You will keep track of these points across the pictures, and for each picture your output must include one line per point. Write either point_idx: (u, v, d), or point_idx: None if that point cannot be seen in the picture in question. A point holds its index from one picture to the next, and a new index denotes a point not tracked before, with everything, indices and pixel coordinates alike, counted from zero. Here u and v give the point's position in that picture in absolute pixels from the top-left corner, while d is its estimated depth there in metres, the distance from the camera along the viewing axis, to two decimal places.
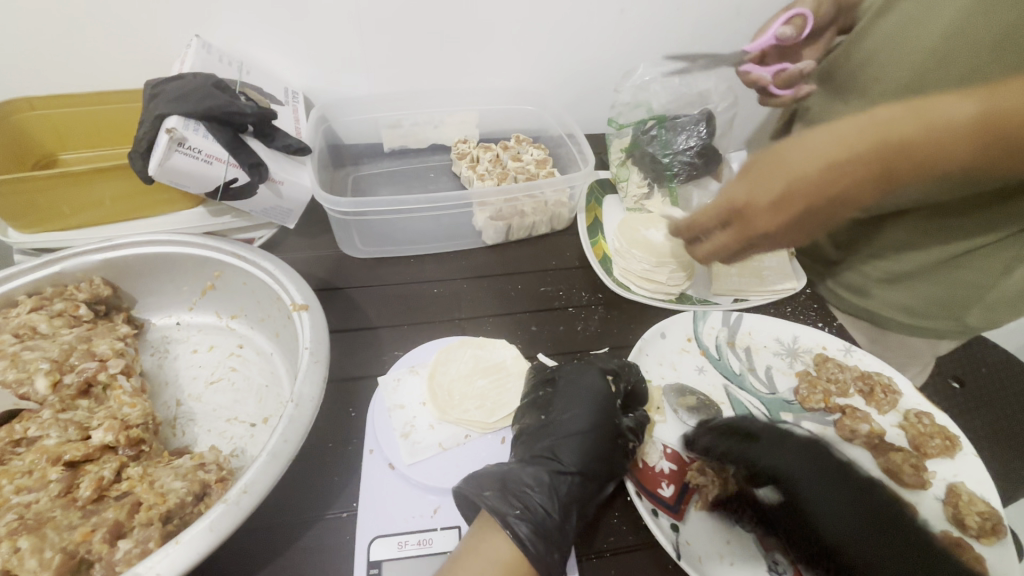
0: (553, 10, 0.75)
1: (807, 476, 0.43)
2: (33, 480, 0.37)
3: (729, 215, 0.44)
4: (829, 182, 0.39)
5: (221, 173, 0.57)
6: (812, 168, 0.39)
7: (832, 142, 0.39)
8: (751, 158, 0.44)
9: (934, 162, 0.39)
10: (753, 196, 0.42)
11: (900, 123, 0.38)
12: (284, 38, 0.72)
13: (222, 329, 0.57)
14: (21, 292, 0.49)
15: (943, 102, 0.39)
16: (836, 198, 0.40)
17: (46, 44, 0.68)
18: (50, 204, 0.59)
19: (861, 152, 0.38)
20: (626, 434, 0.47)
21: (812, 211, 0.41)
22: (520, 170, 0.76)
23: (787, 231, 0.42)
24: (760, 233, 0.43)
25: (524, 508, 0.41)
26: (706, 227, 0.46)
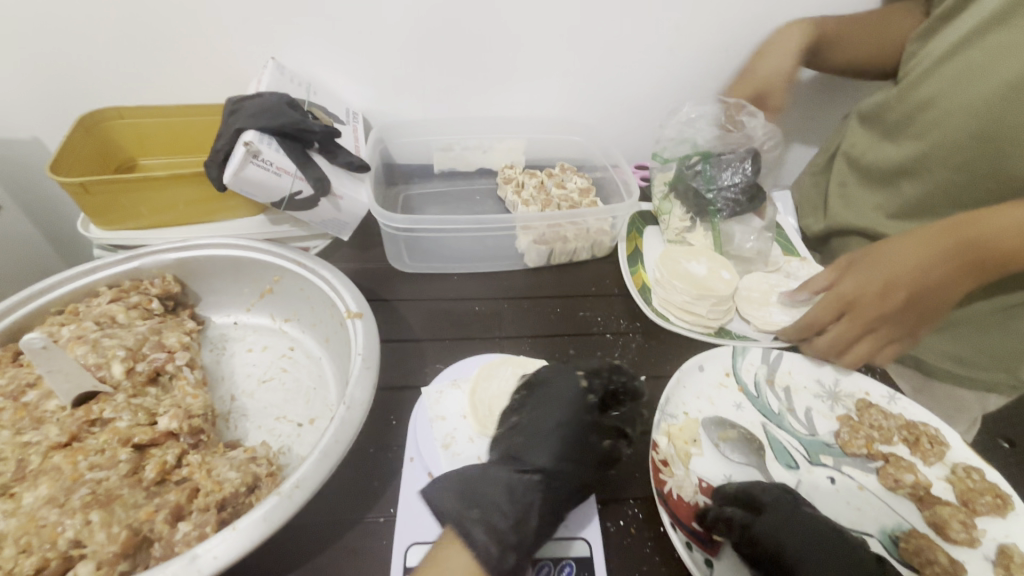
0: (603, 45, 0.79)
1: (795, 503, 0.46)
2: (104, 459, 0.39)
3: (841, 308, 0.58)
4: (920, 276, 0.55)
5: (288, 184, 0.61)
6: (908, 261, 0.56)
7: (917, 248, 0.56)
8: (853, 264, 0.60)
9: (1007, 258, 0.54)
10: (862, 289, 0.58)
11: (974, 230, 0.54)
12: (349, 61, 0.77)
13: (275, 331, 0.60)
14: (102, 283, 0.53)
15: (1008, 211, 0.54)
16: (926, 286, 0.56)
17: (141, 61, 0.75)
18: (129, 204, 0.64)
19: (945, 249, 0.55)
20: (590, 430, 0.48)
21: (911, 300, 0.56)
22: (564, 198, 0.79)
23: (894, 322, 0.57)
24: (872, 317, 0.57)
25: (487, 510, 0.41)
26: (820, 322, 0.59)
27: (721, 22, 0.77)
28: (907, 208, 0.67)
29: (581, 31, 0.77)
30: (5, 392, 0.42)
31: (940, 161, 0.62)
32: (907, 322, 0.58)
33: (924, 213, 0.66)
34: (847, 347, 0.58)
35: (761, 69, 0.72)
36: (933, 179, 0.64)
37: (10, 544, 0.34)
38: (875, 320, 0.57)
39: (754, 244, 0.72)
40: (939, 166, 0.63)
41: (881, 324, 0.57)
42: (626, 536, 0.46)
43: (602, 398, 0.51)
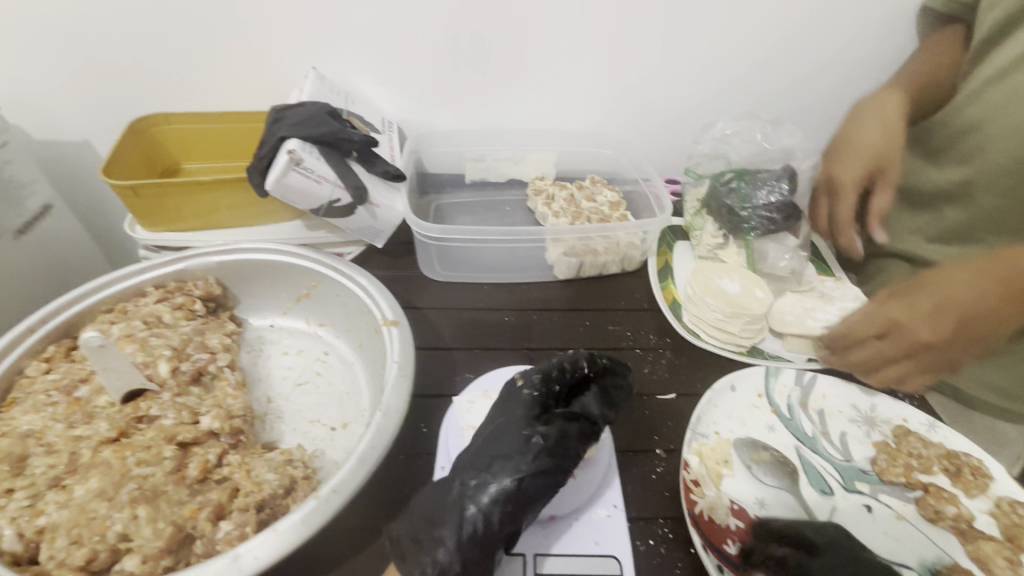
0: (636, 59, 0.79)
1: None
2: (150, 455, 0.41)
3: (885, 327, 0.55)
4: (976, 305, 0.51)
5: (327, 192, 0.62)
6: (956, 287, 0.53)
7: (974, 276, 0.52)
8: (903, 286, 0.57)
9: None
10: (912, 315, 0.54)
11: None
12: (387, 72, 0.79)
13: (310, 335, 0.61)
14: (149, 283, 0.55)
15: None
16: (981, 317, 0.51)
17: (190, 69, 0.78)
18: (174, 207, 0.67)
19: (1002, 281, 0.51)
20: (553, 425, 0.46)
21: (963, 332, 0.52)
22: (594, 211, 0.79)
23: (940, 353, 0.53)
24: (915, 342, 0.53)
25: (414, 523, 0.42)
26: (859, 337, 0.57)
27: (757, 37, 0.77)
28: (948, 232, 0.67)
29: (616, 45, 0.78)
30: (61, 386, 0.44)
31: (989, 187, 0.62)
32: (955, 355, 0.53)
33: (965, 239, 0.66)
34: (882, 368, 0.56)
35: (852, 136, 0.70)
36: (978, 206, 0.63)
37: (63, 534, 0.36)
38: (918, 346, 0.53)
39: (788, 262, 0.70)
40: (984, 191, 0.63)
41: (925, 352, 0.54)
42: (656, 556, 0.46)
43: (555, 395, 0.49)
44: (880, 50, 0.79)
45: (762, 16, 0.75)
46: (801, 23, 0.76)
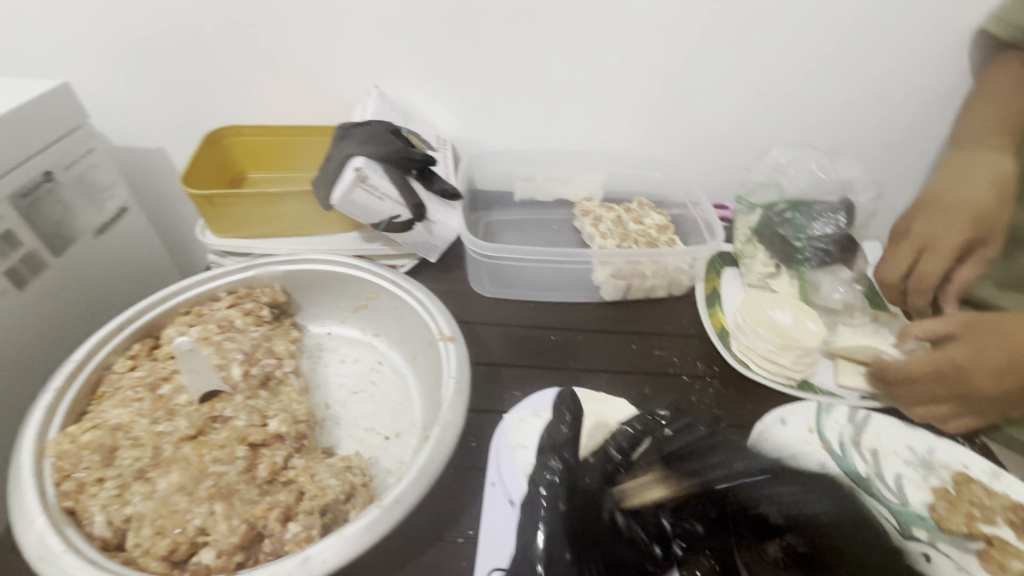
0: (691, 84, 0.80)
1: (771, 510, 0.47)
2: (224, 454, 0.43)
3: (946, 370, 0.56)
4: None
5: (389, 209, 0.65)
6: None
7: None
8: (971, 326, 0.58)
9: None
10: (974, 359, 0.55)
11: None
12: (446, 92, 0.82)
13: (365, 344, 0.63)
14: (222, 288, 0.58)
15: None
16: None
17: (261, 86, 0.82)
18: (244, 215, 0.71)
19: None
20: (556, 457, 0.48)
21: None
22: (642, 234, 0.80)
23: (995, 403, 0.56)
24: (972, 390, 0.55)
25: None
26: (914, 373, 0.58)
27: (811, 66, 0.78)
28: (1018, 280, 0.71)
29: (669, 70, 0.79)
30: (145, 383, 0.47)
31: None
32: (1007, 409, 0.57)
33: None
34: (926, 404, 0.58)
35: (953, 194, 0.68)
36: None
37: (148, 524, 0.38)
38: (974, 394, 0.55)
39: (842, 295, 0.70)
40: None
41: (977, 401, 0.56)
42: None
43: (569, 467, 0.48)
44: (945, 80, 0.78)
45: (816, 46, 0.76)
46: (857, 53, 0.76)
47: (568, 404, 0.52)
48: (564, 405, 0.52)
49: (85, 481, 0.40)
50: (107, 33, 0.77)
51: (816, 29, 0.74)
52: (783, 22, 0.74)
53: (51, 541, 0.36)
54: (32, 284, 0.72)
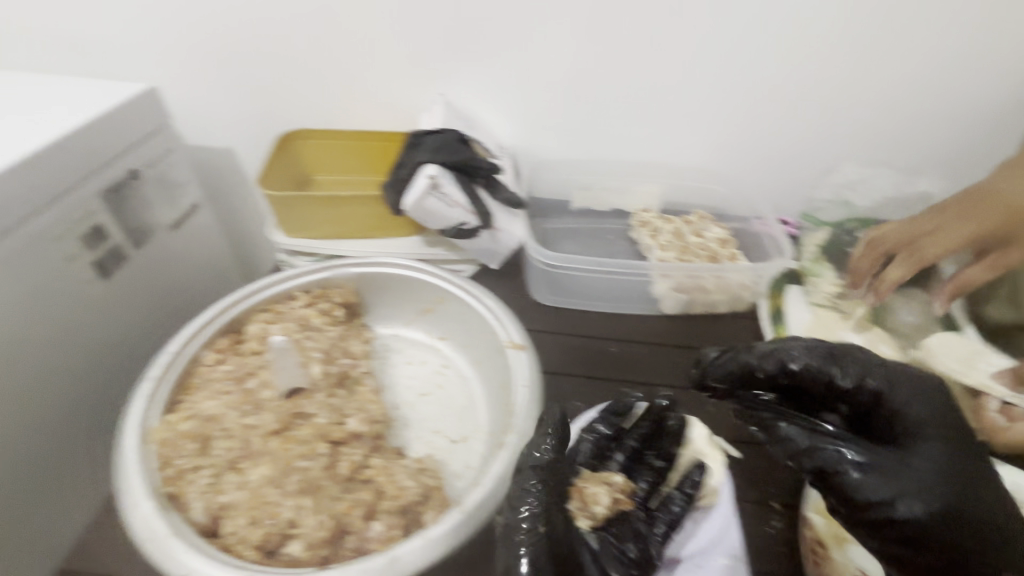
0: (757, 97, 0.79)
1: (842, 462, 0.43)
2: (308, 450, 0.45)
3: None
4: None
5: (456, 216, 0.66)
6: None
7: None
8: None
9: None
10: None
11: None
12: (507, 101, 0.83)
13: (430, 347, 0.65)
14: (298, 288, 0.61)
15: None
16: None
17: (329, 93, 0.85)
18: (315, 217, 0.74)
19: None
20: (535, 482, 0.41)
21: None
22: (702, 247, 0.79)
23: None
24: None
25: None
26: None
27: (884, 81, 0.76)
28: None
29: (734, 83, 0.78)
30: (234, 376, 0.49)
31: None
32: None
33: None
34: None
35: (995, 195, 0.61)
36: None
37: (242, 513, 0.40)
38: None
39: (914, 320, 0.69)
40: None
41: None
42: None
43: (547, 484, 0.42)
44: None
45: (890, 60, 0.74)
46: (932, 71, 0.74)
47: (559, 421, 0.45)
48: (552, 422, 0.45)
49: (183, 469, 0.42)
50: (191, 39, 0.81)
51: (892, 44, 0.72)
52: (854, 35, 0.72)
53: (157, 524, 0.38)
54: (117, 275, 0.75)
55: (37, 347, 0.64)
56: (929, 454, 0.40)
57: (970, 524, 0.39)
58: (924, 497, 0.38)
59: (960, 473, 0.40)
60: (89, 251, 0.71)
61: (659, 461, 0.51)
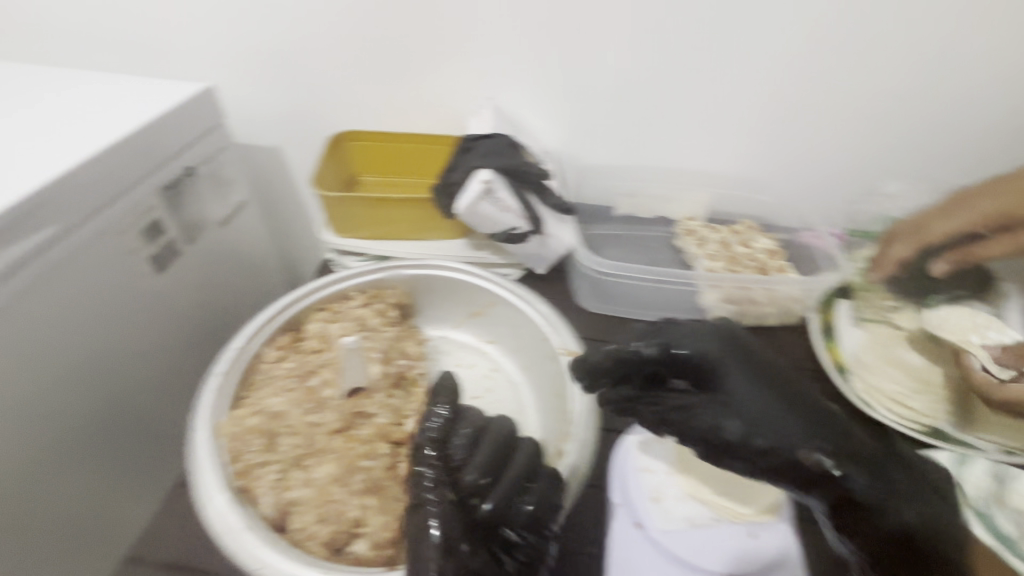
0: (810, 107, 0.77)
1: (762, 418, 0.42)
2: (369, 450, 0.45)
3: None
4: None
5: (509, 221, 0.67)
6: None
7: None
8: None
9: None
10: None
11: None
12: (554, 106, 0.83)
13: (479, 349, 0.65)
14: (352, 288, 0.61)
15: None
16: None
17: (377, 95, 0.86)
18: (366, 218, 0.75)
19: None
20: (430, 460, 0.42)
21: None
22: (751, 258, 0.78)
23: None
24: None
25: None
26: None
27: (947, 92, 0.73)
28: None
29: (787, 92, 0.76)
30: (297, 374, 0.51)
31: None
32: None
33: None
34: None
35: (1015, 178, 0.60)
36: None
37: (310, 511, 0.41)
38: None
39: None
40: None
41: None
42: None
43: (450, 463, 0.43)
44: None
45: (954, 70, 0.71)
46: (1000, 82, 0.71)
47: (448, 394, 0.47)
48: (440, 393, 0.47)
49: (252, 464, 0.44)
50: (246, 40, 0.83)
51: (957, 54, 0.70)
52: (916, 46, 0.70)
53: (232, 518, 0.39)
54: (171, 269, 0.76)
55: (95, 337, 0.64)
56: (731, 387, 0.43)
57: (802, 424, 0.41)
58: (743, 416, 0.42)
59: (774, 395, 0.43)
60: (147, 246, 0.71)
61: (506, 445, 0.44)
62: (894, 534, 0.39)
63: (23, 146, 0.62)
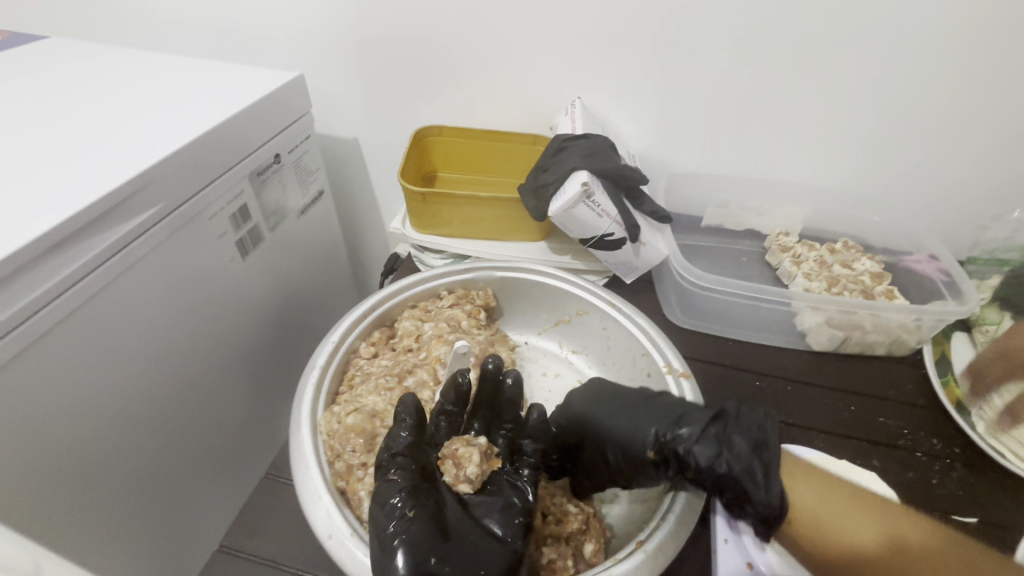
0: (933, 121, 0.71)
1: (628, 431, 0.48)
2: (455, 474, 0.45)
3: None
4: None
5: (604, 226, 0.64)
6: None
7: None
8: None
9: None
10: None
11: None
12: (643, 108, 0.79)
13: (562, 358, 0.68)
14: (442, 288, 0.65)
15: None
16: None
17: (462, 90, 0.85)
18: (447, 216, 0.73)
19: None
20: (396, 469, 0.44)
21: None
22: (854, 280, 0.72)
23: None
24: None
25: None
26: None
27: None
28: None
29: (909, 104, 0.70)
30: (393, 372, 0.55)
31: None
32: None
33: None
34: None
35: None
36: None
37: None
38: None
39: None
40: None
41: None
42: None
43: (420, 470, 0.45)
44: None
45: None
46: None
47: (408, 406, 0.47)
48: (400, 408, 0.48)
49: (353, 464, 0.48)
50: (334, 29, 0.82)
51: None
52: None
53: (340, 521, 0.43)
54: (252, 255, 0.73)
55: (179, 322, 0.62)
56: (594, 423, 0.51)
57: (634, 417, 0.48)
58: (608, 441, 0.49)
59: (620, 416, 0.50)
60: (235, 230, 0.69)
61: (508, 417, 0.51)
62: (771, 507, 0.40)
63: (121, 125, 0.60)
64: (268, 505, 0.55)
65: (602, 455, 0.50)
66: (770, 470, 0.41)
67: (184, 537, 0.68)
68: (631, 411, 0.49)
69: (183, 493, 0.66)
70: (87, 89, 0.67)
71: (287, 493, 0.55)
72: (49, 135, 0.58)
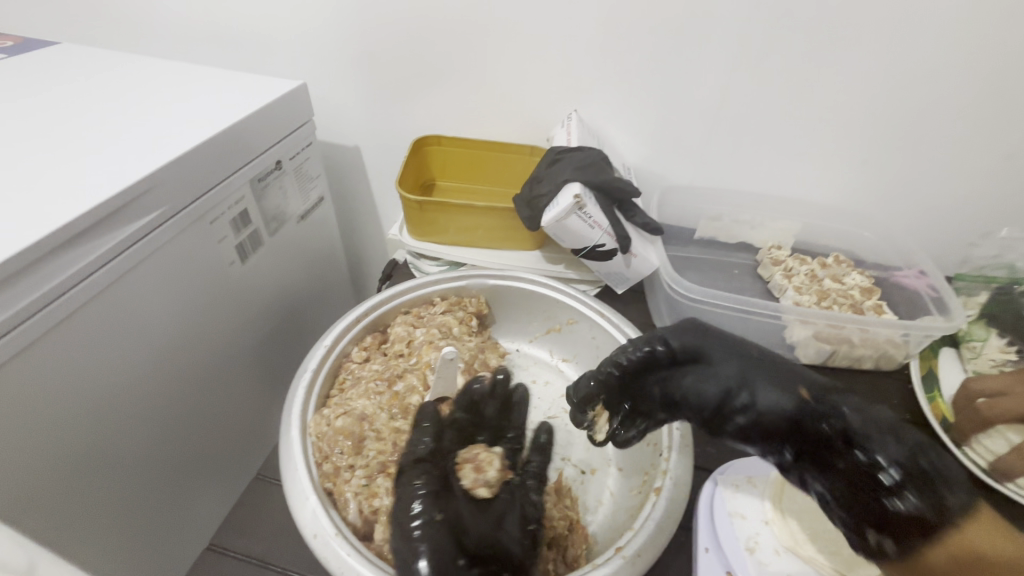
0: (923, 139, 0.72)
1: (772, 379, 0.45)
2: (475, 479, 0.47)
3: None
4: None
5: (596, 237, 0.65)
6: None
7: None
8: None
9: None
10: None
11: None
12: (638, 121, 0.80)
13: (553, 366, 0.69)
14: (435, 294, 0.66)
15: None
16: None
17: (462, 100, 0.86)
18: (443, 224, 0.74)
19: None
20: (420, 475, 0.46)
21: None
22: (843, 294, 0.73)
23: None
24: None
25: None
26: None
27: None
28: None
29: (900, 123, 0.71)
30: (383, 378, 0.56)
31: None
32: None
33: None
34: None
35: None
36: None
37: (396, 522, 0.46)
38: None
39: None
40: None
41: None
42: None
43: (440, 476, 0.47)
44: None
45: None
46: None
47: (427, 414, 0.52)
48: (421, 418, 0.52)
49: (340, 466, 0.49)
50: (338, 39, 0.84)
51: None
52: None
53: (325, 521, 0.44)
54: (252, 258, 0.75)
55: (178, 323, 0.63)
56: (710, 358, 0.48)
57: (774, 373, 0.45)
58: (737, 374, 0.46)
59: (752, 364, 0.46)
60: (235, 234, 0.70)
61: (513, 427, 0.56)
62: (954, 506, 0.34)
63: (125, 130, 0.62)
64: (256, 505, 0.55)
65: (713, 393, 0.46)
66: (945, 469, 0.36)
67: (173, 538, 0.68)
68: (763, 364, 0.46)
69: (174, 494, 0.67)
70: (92, 94, 0.68)
71: (276, 494, 0.56)
72: (57, 138, 0.59)
